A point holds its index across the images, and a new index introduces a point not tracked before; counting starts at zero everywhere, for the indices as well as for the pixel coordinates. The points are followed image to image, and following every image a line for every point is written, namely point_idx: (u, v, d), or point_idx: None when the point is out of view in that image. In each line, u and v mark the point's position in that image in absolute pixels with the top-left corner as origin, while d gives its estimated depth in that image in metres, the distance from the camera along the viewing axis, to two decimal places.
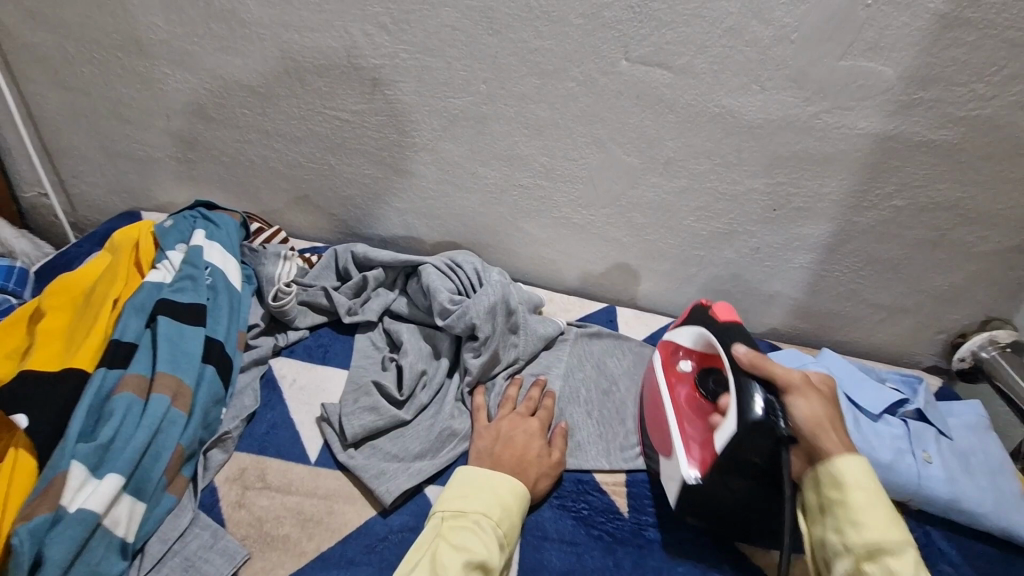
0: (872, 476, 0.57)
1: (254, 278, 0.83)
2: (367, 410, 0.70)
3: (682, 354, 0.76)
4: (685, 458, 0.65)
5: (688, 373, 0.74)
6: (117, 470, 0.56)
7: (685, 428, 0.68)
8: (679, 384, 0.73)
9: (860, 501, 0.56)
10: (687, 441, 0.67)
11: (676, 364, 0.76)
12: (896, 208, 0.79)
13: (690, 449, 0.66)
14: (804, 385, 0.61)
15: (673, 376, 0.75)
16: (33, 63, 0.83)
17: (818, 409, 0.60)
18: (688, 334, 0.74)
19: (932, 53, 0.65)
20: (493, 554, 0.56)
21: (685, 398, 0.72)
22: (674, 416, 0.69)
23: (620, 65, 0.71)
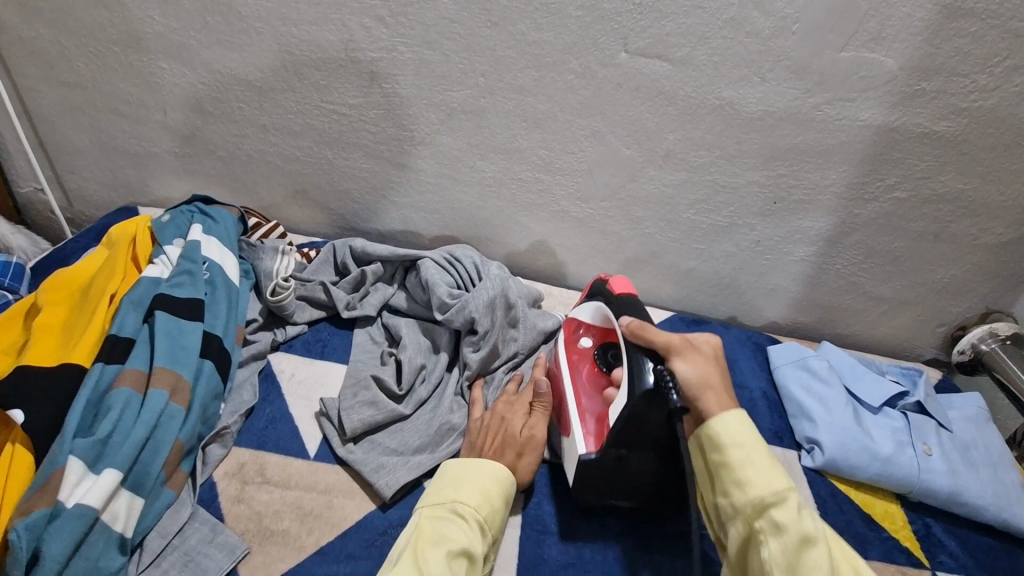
0: (749, 428, 0.55)
1: (252, 273, 0.82)
2: (367, 405, 0.70)
3: (584, 331, 0.75)
4: (582, 438, 0.65)
5: (589, 350, 0.74)
6: (115, 465, 0.56)
7: (580, 404, 0.68)
8: (579, 361, 0.73)
9: (740, 458, 0.53)
10: (583, 418, 0.67)
11: (577, 341, 0.75)
12: (898, 200, 0.78)
13: (587, 430, 0.66)
14: (684, 347, 0.60)
15: (574, 353, 0.74)
16: (29, 58, 0.82)
17: (698, 368, 0.58)
18: (587, 309, 0.74)
19: (934, 43, 0.65)
20: (474, 542, 0.55)
21: (585, 376, 0.71)
22: (572, 393, 0.69)
23: (620, 57, 0.71)
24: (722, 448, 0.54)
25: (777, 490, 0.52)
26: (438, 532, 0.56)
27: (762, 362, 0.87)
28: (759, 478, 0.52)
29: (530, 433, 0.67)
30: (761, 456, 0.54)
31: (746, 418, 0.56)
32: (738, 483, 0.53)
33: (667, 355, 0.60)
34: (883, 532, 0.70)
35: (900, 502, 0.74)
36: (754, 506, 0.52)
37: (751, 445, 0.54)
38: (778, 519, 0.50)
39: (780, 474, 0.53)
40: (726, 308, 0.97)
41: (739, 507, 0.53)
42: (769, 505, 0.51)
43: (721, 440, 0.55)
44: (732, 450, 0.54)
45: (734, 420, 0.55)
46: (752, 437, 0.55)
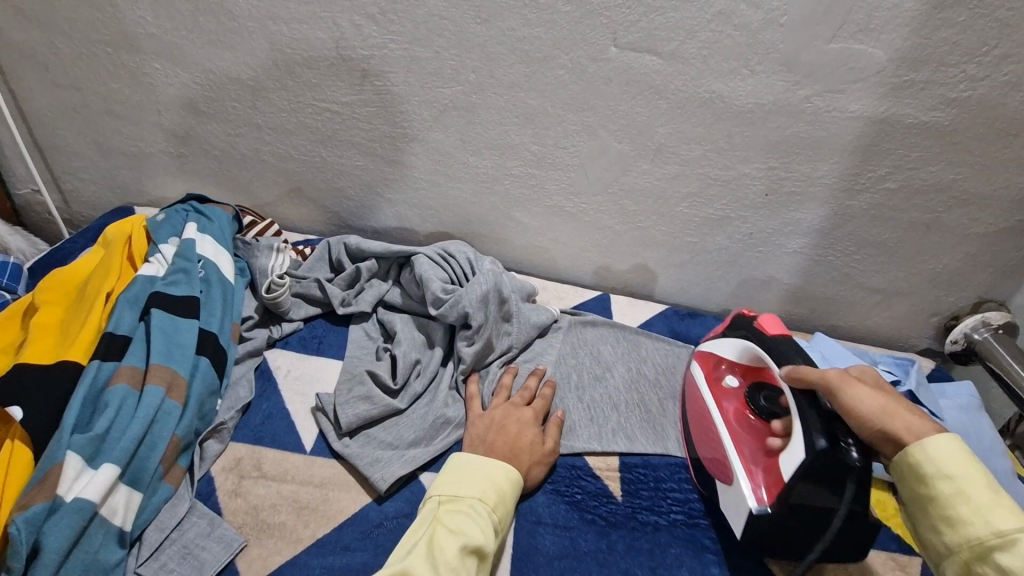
0: (959, 461, 0.52)
1: (247, 271, 0.83)
2: (361, 400, 0.71)
3: (726, 369, 0.76)
4: (750, 485, 0.62)
5: (734, 389, 0.74)
6: (113, 460, 0.57)
7: (739, 446, 0.66)
8: (727, 401, 0.72)
9: (950, 494, 0.51)
10: (746, 463, 0.64)
11: (720, 380, 0.75)
12: (888, 190, 0.79)
13: (753, 474, 0.63)
14: (846, 381, 0.58)
15: (718, 390, 0.74)
16: (23, 60, 0.83)
17: (872, 397, 0.57)
18: (730, 347, 0.75)
19: (921, 33, 0.65)
20: (489, 539, 0.56)
21: (734, 415, 0.70)
22: (727, 432, 0.68)
23: (610, 51, 0.71)
24: (927, 481, 0.53)
25: (1001, 530, 0.49)
26: (453, 524, 0.56)
27: None
28: (979, 516, 0.50)
29: (543, 442, 0.70)
30: (983, 492, 0.51)
31: (959, 446, 0.54)
32: (950, 521, 0.51)
33: (831, 395, 0.58)
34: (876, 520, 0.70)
35: (894, 491, 0.74)
36: (970, 546, 0.50)
37: (962, 478, 0.52)
38: (1003, 562, 0.48)
39: (1010, 513, 0.50)
40: (720, 300, 0.98)
41: (956, 547, 0.51)
42: (992, 547, 0.49)
43: (930, 474, 0.53)
44: (943, 486, 0.52)
45: (946, 452, 0.53)
46: (970, 470, 0.52)
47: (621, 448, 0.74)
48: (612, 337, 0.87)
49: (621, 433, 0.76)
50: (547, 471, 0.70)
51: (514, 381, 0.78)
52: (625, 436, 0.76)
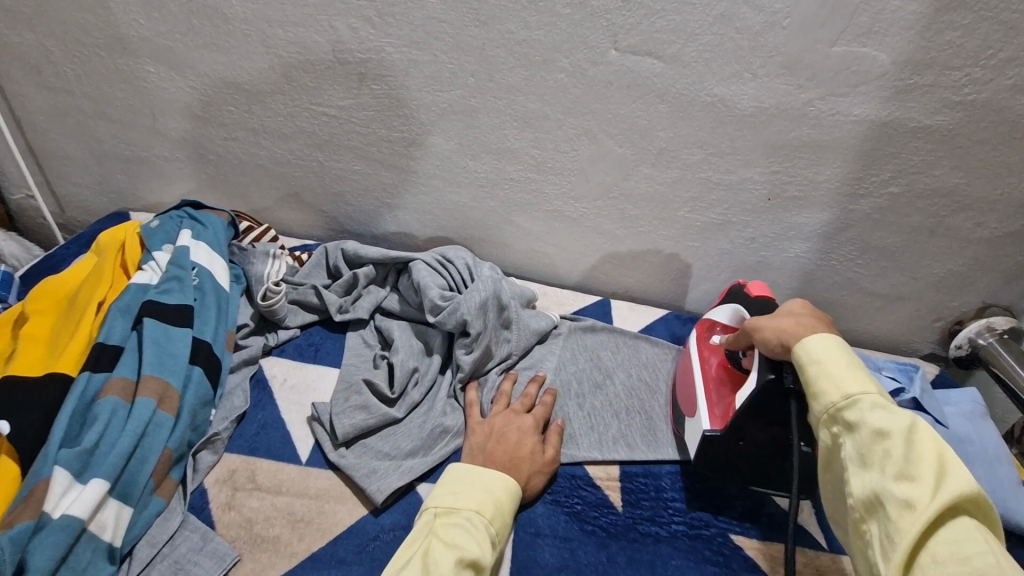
0: (825, 345, 0.55)
1: (243, 278, 0.82)
2: (358, 409, 0.70)
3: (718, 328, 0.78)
4: (707, 418, 0.68)
5: (722, 347, 0.75)
6: (102, 475, 0.56)
7: (708, 386, 0.71)
8: (710, 354, 0.75)
9: (813, 373, 0.54)
10: (710, 400, 0.69)
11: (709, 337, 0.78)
12: (892, 194, 0.78)
13: (714, 408, 0.69)
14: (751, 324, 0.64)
15: (706, 348, 0.76)
16: (16, 64, 0.82)
17: (768, 324, 0.61)
18: (723, 308, 0.77)
19: (927, 36, 0.64)
20: (486, 552, 0.55)
21: (715, 368, 0.73)
22: (701, 376, 0.72)
23: (610, 55, 0.70)
24: (799, 367, 0.56)
25: (848, 391, 0.51)
26: (450, 537, 0.55)
27: None
28: (830, 384, 0.52)
29: (543, 451, 0.69)
30: (839, 364, 0.53)
31: (834, 339, 0.56)
32: (813, 395, 0.54)
33: (749, 329, 0.64)
34: None
35: None
36: (827, 412, 0.52)
37: (824, 358, 0.54)
38: (850, 419, 0.51)
39: (858, 377, 0.52)
40: None
41: (817, 415, 0.53)
42: (842, 409, 0.51)
43: (800, 359, 0.56)
44: (809, 366, 0.55)
45: (814, 339, 0.55)
46: (831, 349, 0.54)
47: (622, 457, 0.73)
48: (612, 343, 0.85)
49: (621, 441, 0.75)
50: (547, 481, 0.69)
51: (514, 389, 0.77)
52: (625, 444, 0.75)
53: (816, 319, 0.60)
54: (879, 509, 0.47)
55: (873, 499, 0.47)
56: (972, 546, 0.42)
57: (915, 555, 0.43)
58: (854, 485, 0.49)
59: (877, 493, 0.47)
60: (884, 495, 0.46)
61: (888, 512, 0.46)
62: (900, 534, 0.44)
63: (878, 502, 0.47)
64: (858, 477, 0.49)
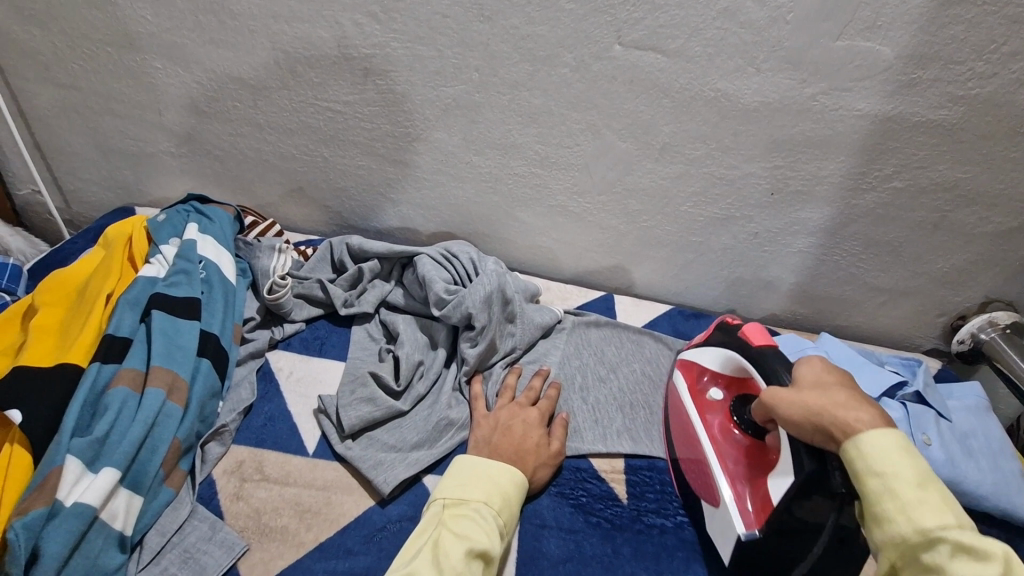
0: (893, 457, 0.49)
1: (249, 272, 0.82)
2: (364, 401, 0.70)
3: (709, 379, 0.73)
4: (735, 505, 0.61)
5: (719, 401, 0.71)
6: (113, 464, 0.56)
7: (725, 465, 0.65)
8: (711, 414, 0.70)
9: (879, 494, 0.48)
10: (731, 482, 0.63)
11: (704, 392, 0.72)
12: (895, 189, 0.78)
13: (741, 497, 0.62)
14: (776, 398, 0.57)
15: (702, 404, 0.71)
16: (23, 60, 0.82)
17: (799, 402, 0.55)
18: (714, 356, 0.71)
19: (930, 31, 0.64)
20: (495, 543, 0.55)
21: (720, 429, 0.68)
22: (713, 450, 0.66)
23: (614, 49, 0.70)
24: (857, 478, 0.50)
25: (924, 528, 0.46)
26: (459, 529, 0.56)
27: None
28: (901, 514, 0.47)
29: (548, 444, 0.69)
30: (911, 488, 0.47)
31: (893, 439, 0.50)
32: (877, 518, 0.48)
33: (771, 406, 0.57)
34: None
35: None
36: (895, 544, 0.47)
37: (892, 475, 0.48)
38: (926, 561, 0.45)
39: (936, 510, 0.46)
40: (723, 300, 0.97)
41: (882, 544, 0.48)
42: (915, 546, 0.46)
43: (857, 468, 0.49)
44: (871, 481, 0.49)
45: (876, 446, 0.49)
46: (899, 464, 0.48)
47: (626, 450, 0.73)
48: (615, 338, 0.86)
49: (627, 434, 0.75)
50: (552, 473, 0.70)
51: (519, 382, 0.77)
52: (629, 437, 0.75)
53: (848, 391, 0.54)
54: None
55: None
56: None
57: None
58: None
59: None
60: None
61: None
62: None
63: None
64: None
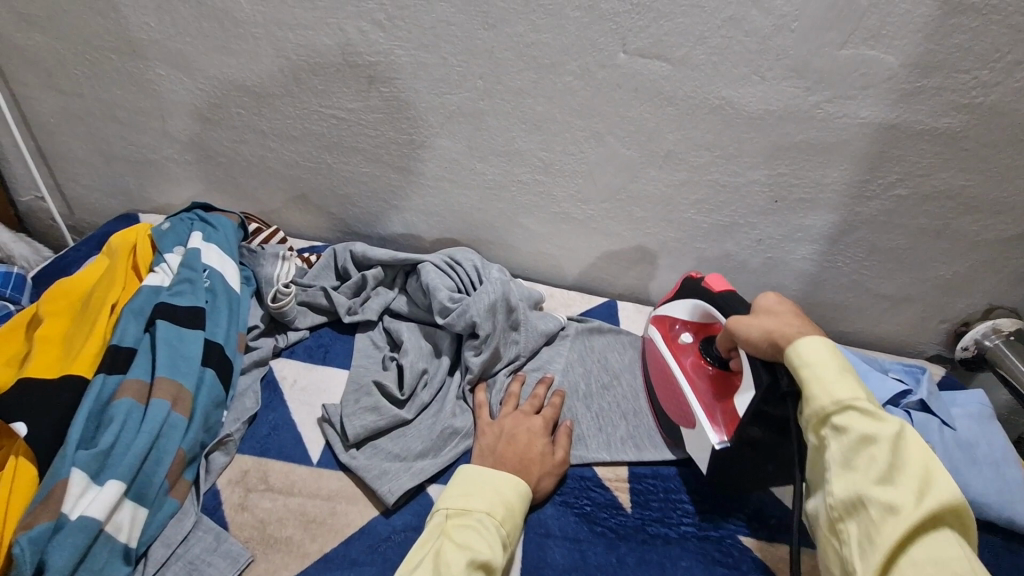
0: (823, 348, 0.57)
1: (253, 280, 0.83)
2: (368, 410, 0.70)
3: (681, 327, 0.78)
4: (710, 424, 0.66)
5: (690, 344, 0.76)
6: (118, 476, 0.56)
7: (698, 395, 0.70)
8: (683, 354, 0.75)
9: (807, 376, 0.56)
10: (705, 407, 0.68)
11: (677, 337, 0.78)
12: (899, 197, 0.78)
13: (713, 416, 0.67)
14: (735, 320, 0.64)
15: (675, 348, 0.76)
16: (27, 68, 0.82)
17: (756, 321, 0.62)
18: (682, 306, 0.76)
19: (935, 40, 0.64)
20: (497, 554, 0.55)
21: (692, 366, 0.73)
22: (687, 385, 0.71)
23: (619, 57, 0.70)
24: (792, 367, 0.57)
25: (840, 399, 0.54)
26: (461, 539, 0.55)
27: None
28: (824, 391, 0.55)
29: (552, 452, 0.69)
30: (832, 369, 0.55)
31: (824, 341, 0.58)
32: (805, 397, 0.56)
33: (732, 330, 0.64)
34: None
35: None
36: (817, 416, 0.55)
37: (818, 360, 0.56)
38: (839, 424, 0.54)
39: (850, 384, 0.55)
40: None
41: (807, 417, 0.56)
42: (832, 414, 0.54)
43: (793, 361, 0.57)
44: (801, 368, 0.56)
45: (809, 344, 0.57)
46: (824, 354, 0.56)
47: (631, 458, 0.73)
48: (619, 345, 0.86)
49: (631, 440, 0.75)
50: (557, 482, 0.69)
51: (523, 390, 0.77)
52: (634, 445, 0.75)
53: (794, 314, 0.62)
54: (860, 509, 0.50)
55: (855, 500, 0.51)
56: (947, 553, 0.46)
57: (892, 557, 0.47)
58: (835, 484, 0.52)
59: (860, 495, 0.50)
60: (868, 498, 0.50)
61: (870, 513, 0.49)
62: (883, 537, 0.48)
63: (860, 504, 0.50)
64: (842, 479, 0.52)
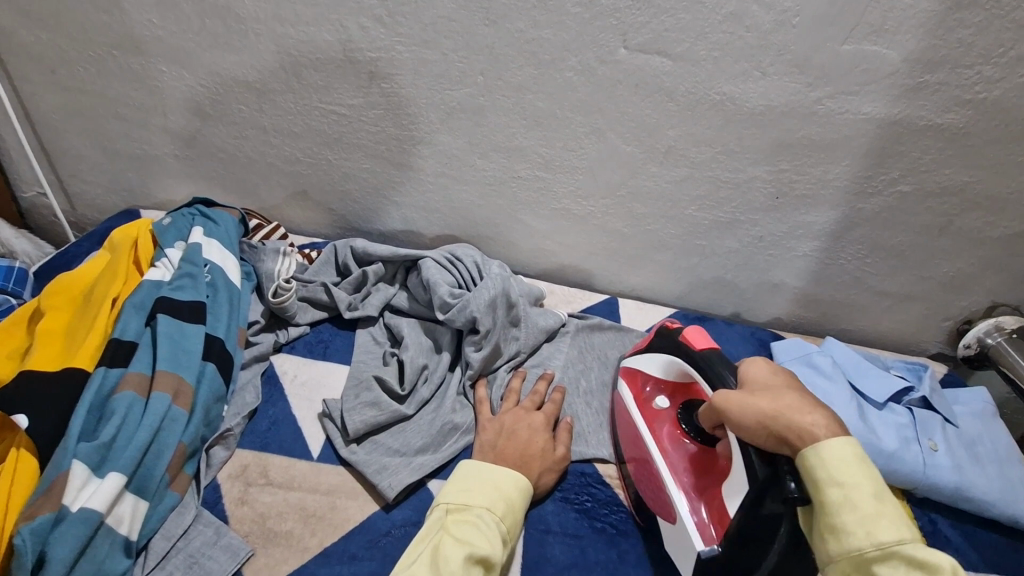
0: (855, 466, 0.48)
1: (254, 275, 0.82)
2: (368, 406, 0.70)
3: (654, 388, 0.72)
4: (694, 522, 0.59)
5: (666, 410, 0.69)
6: (119, 469, 0.57)
7: (679, 478, 0.63)
8: (658, 423, 0.68)
9: (842, 507, 0.46)
10: (687, 498, 0.61)
11: (650, 401, 0.71)
12: (901, 193, 0.78)
13: (697, 510, 0.60)
14: (729, 403, 0.55)
15: (650, 414, 0.69)
16: (29, 64, 0.82)
17: (754, 405, 0.53)
18: (658, 363, 0.70)
19: (937, 35, 0.64)
20: (496, 550, 0.55)
21: (668, 438, 0.66)
22: (665, 464, 0.63)
23: (619, 53, 0.70)
24: (818, 486, 0.48)
25: (883, 542, 0.45)
26: (461, 535, 0.55)
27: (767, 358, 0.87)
28: (862, 529, 0.46)
29: (553, 449, 0.69)
30: (870, 499, 0.46)
31: (850, 447, 0.49)
32: (834, 530, 0.47)
33: (723, 411, 0.55)
34: None
35: (906, 499, 0.74)
36: (851, 558, 0.46)
37: (854, 486, 0.47)
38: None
39: (891, 522, 0.46)
40: (728, 303, 0.97)
41: (836, 555, 0.47)
42: (871, 559, 0.45)
43: (816, 476, 0.48)
44: (831, 491, 0.47)
45: (840, 460, 0.48)
46: (859, 476, 0.47)
47: None
48: (619, 341, 0.86)
49: None
50: (557, 478, 0.69)
51: (523, 386, 0.77)
52: None
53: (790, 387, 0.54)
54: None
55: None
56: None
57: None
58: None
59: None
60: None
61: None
62: None
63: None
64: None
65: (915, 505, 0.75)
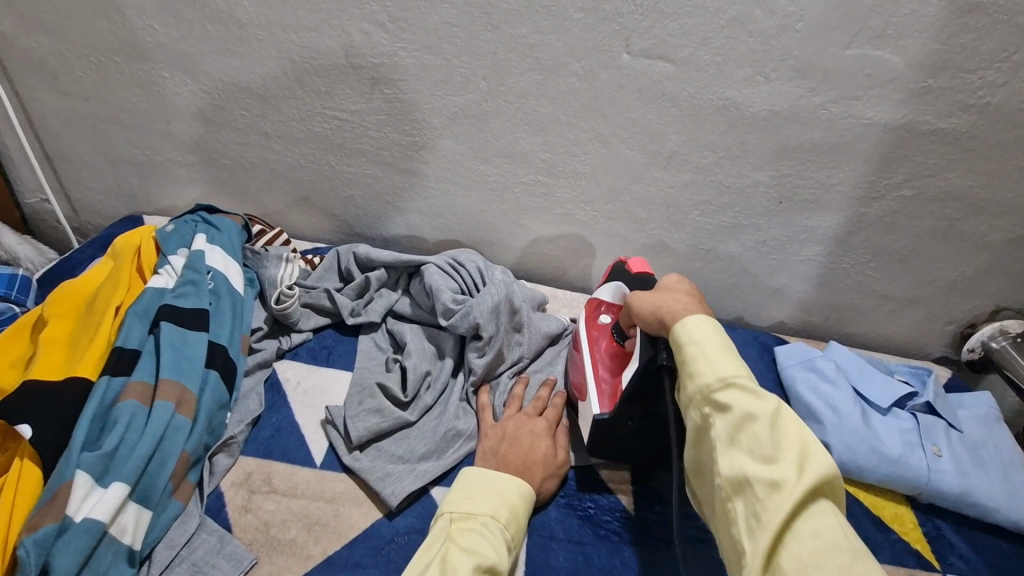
0: (709, 325, 0.52)
1: (257, 281, 0.82)
2: (372, 412, 0.70)
3: (605, 309, 0.76)
4: (597, 399, 0.67)
5: (608, 326, 0.75)
6: (123, 478, 0.57)
7: (597, 371, 0.70)
8: (598, 335, 0.74)
9: (694, 355, 0.51)
10: (598, 382, 0.69)
11: (598, 318, 0.76)
12: (905, 197, 0.77)
13: (602, 392, 0.68)
14: (634, 298, 0.62)
15: (593, 328, 0.75)
16: (32, 70, 0.82)
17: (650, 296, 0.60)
18: (607, 287, 0.75)
19: (942, 39, 0.64)
20: (502, 558, 0.55)
21: (601, 347, 0.72)
22: (589, 363, 0.71)
23: (622, 58, 0.70)
24: (678, 345, 0.52)
25: (723, 375, 0.49)
26: (466, 543, 0.55)
27: (769, 363, 0.87)
28: (707, 367, 0.50)
29: (554, 453, 0.69)
30: (716, 346, 0.51)
31: (710, 323, 0.53)
32: (687, 375, 0.51)
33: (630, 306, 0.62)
34: (893, 535, 0.71)
35: (910, 504, 0.75)
36: (700, 393, 0.50)
37: (706, 341, 0.51)
38: (722, 401, 0.48)
39: (733, 361, 0.50)
40: (732, 309, 0.97)
41: (689, 395, 0.51)
42: (715, 391, 0.49)
43: (679, 340, 0.52)
44: (686, 345, 0.52)
45: (695, 323, 0.53)
46: (711, 333, 0.52)
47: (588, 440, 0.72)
48: None
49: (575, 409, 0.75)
50: (558, 485, 0.69)
51: (526, 392, 0.77)
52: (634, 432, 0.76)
53: (687, 291, 0.60)
54: (745, 488, 0.46)
55: (741, 478, 0.46)
56: (828, 524, 0.42)
57: (778, 535, 0.43)
58: (720, 464, 0.47)
59: (743, 472, 0.46)
60: (751, 476, 0.45)
61: (753, 490, 0.45)
62: (768, 516, 0.43)
63: (744, 482, 0.46)
64: (726, 456, 0.47)
65: (919, 511, 0.74)
